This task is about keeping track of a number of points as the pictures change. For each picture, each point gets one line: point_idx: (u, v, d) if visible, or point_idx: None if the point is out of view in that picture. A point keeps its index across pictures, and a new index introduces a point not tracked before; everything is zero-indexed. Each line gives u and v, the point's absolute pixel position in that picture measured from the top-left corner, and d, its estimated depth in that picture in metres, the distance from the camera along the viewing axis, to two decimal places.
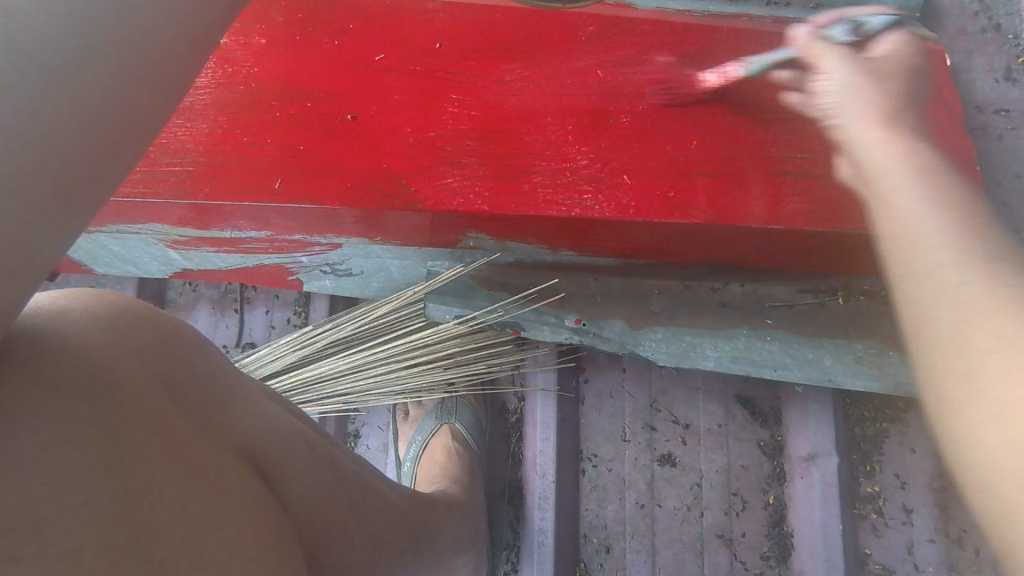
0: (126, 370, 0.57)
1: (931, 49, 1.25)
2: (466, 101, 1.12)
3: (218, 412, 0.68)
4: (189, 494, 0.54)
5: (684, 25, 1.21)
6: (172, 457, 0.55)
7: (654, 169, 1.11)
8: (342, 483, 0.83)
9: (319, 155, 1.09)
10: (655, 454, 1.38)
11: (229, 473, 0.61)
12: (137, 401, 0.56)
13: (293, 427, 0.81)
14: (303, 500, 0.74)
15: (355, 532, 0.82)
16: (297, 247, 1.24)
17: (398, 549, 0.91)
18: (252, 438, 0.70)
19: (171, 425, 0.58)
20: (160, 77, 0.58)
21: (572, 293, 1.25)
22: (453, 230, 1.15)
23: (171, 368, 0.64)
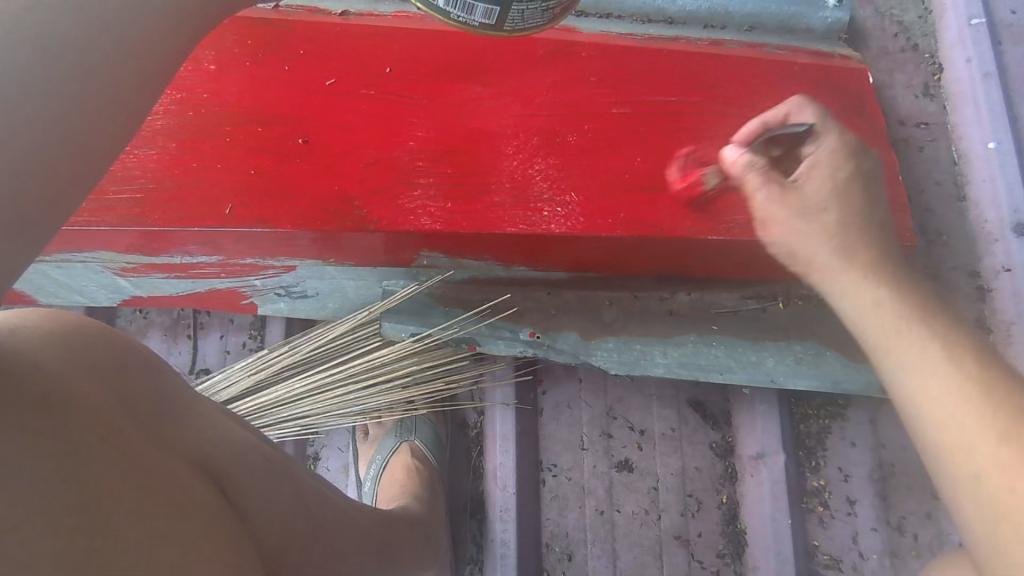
0: (81, 385, 0.60)
1: (855, 69, 1.32)
2: (419, 122, 1.14)
3: (175, 427, 0.70)
4: (149, 503, 0.58)
5: (626, 49, 1.25)
6: (126, 469, 0.58)
7: (602, 185, 1.15)
8: (300, 496, 0.87)
9: (272, 179, 1.10)
10: (613, 460, 1.42)
11: (186, 482, 0.64)
12: (96, 416, 0.59)
13: (250, 442, 0.84)
14: (257, 511, 0.78)
15: (312, 543, 0.85)
16: (250, 271, 1.23)
17: (358, 557, 0.95)
18: (207, 451, 0.73)
19: (126, 440, 0.61)
20: (113, 113, 0.61)
21: (527, 307, 1.28)
22: (409, 249, 1.17)
23: (126, 385, 0.67)
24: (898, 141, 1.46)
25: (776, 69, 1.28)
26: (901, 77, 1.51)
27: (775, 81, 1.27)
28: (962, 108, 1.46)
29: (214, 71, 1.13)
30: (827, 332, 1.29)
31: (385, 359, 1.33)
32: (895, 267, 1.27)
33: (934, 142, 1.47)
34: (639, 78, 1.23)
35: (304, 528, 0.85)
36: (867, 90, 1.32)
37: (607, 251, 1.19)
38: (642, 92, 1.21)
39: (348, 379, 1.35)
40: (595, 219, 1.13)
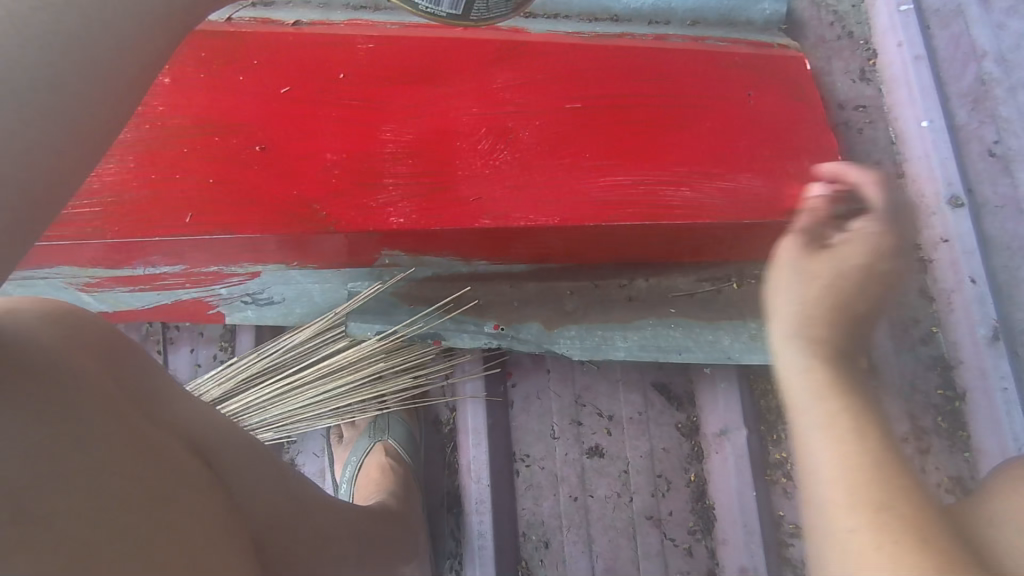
0: (80, 365, 0.68)
1: (793, 56, 1.38)
2: (374, 126, 1.17)
3: (165, 410, 0.78)
4: (141, 471, 0.65)
5: (576, 45, 1.29)
6: (127, 440, 0.66)
7: (555, 178, 1.19)
8: (284, 481, 0.93)
9: (230, 188, 1.12)
10: (584, 447, 1.45)
11: (177, 456, 0.72)
12: (95, 392, 0.67)
13: (236, 429, 0.91)
14: (248, 490, 0.85)
15: (294, 531, 0.90)
16: (213, 280, 1.26)
17: (341, 546, 0.99)
18: (198, 435, 0.81)
19: (128, 418, 0.69)
20: (99, 122, 0.65)
21: (490, 301, 1.31)
22: (370, 250, 1.20)
23: (122, 371, 0.75)
24: (838, 124, 1.56)
25: (719, 60, 1.33)
26: (838, 64, 1.60)
27: (718, 71, 1.32)
28: (896, 90, 1.54)
29: (167, 84, 1.15)
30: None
31: (353, 359, 1.35)
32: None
33: (873, 123, 1.55)
34: (587, 74, 1.27)
35: (287, 514, 0.90)
36: (803, 73, 1.36)
37: (564, 241, 1.23)
38: (590, 87, 1.26)
39: (320, 382, 1.37)
40: (549, 211, 1.17)
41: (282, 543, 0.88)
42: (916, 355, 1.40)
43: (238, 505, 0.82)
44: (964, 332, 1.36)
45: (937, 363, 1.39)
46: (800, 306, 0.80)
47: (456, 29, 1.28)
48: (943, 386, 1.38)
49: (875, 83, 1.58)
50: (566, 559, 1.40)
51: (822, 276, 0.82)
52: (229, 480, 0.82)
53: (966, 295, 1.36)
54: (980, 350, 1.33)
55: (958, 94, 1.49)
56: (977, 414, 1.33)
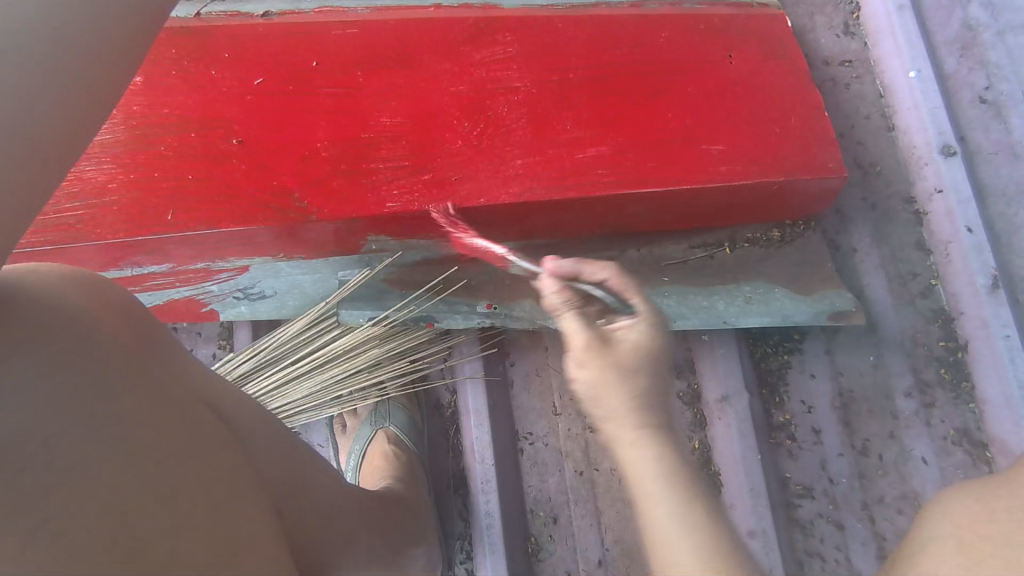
0: (99, 321, 0.70)
1: (773, 14, 1.36)
2: (349, 111, 1.17)
3: (183, 370, 0.80)
4: (163, 421, 0.67)
5: (551, 18, 1.28)
6: (147, 391, 0.68)
7: (536, 152, 1.18)
8: (295, 452, 0.94)
9: (209, 183, 1.12)
10: (586, 422, 1.46)
11: (196, 411, 0.73)
12: (113, 346, 0.69)
13: (248, 397, 0.92)
14: (264, 455, 0.86)
15: (308, 499, 0.91)
16: (203, 277, 1.27)
17: (353, 517, 1.00)
18: (214, 397, 0.82)
19: (147, 372, 0.71)
20: (98, 81, 0.67)
21: (481, 281, 1.31)
22: (353, 237, 1.20)
23: (140, 329, 0.77)
24: (825, 81, 1.54)
25: (696, 23, 1.31)
26: (821, 20, 1.58)
27: (696, 34, 1.30)
28: (882, 42, 1.52)
29: (142, 83, 1.15)
30: (771, 271, 1.33)
31: (349, 348, 1.35)
32: (829, 201, 1.32)
33: (859, 78, 1.53)
34: (561, 45, 1.25)
35: (299, 486, 0.90)
36: (786, 30, 1.34)
37: (547, 216, 1.23)
38: (568, 59, 1.25)
39: (317, 372, 1.38)
40: (530, 186, 1.16)
41: (296, 512, 0.88)
42: (915, 309, 1.38)
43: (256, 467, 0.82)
44: (963, 284, 1.33)
45: (937, 316, 1.36)
46: (628, 404, 0.75)
47: (427, 10, 1.27)
48: (944, 338, 1.35)
49: (860, 37, 1.56)
50: (575, 532, 1.41)
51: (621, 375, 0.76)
52: (246, 442, 0.83)
53: (963, 244, 1.35)
54: (980, 299, 1.31)
55: (946, 42, 1.47)
56: (979, 362, 1.30)
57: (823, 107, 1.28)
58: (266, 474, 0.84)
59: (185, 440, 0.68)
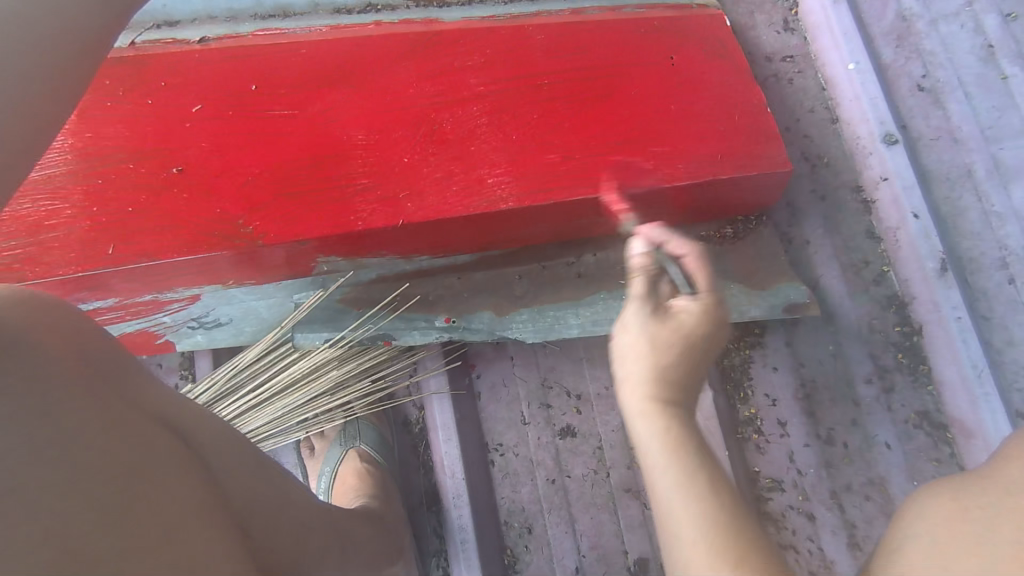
0: (55, 342, 0.69)
1: (711, 14, 1.38)
2: (294, 133, 1.16)
3: (145, 389, 0.78)
4: (115, 445, 0.65)
5: (492, 29, 1.28)
6: (101, 415, 0.67)
7: (484, 163, 1.18)
8: (264, 469, 0.92)
9: (150, 213, 1.10)
10: (555, 429, 1.46)
11: (156, 432, 0.72)
12: (66, 367, 0.67)
13: (217, 416, 0.90)
14: (233, 475, 0.84)
15: (278, 516, 0.89)
16: (154, 309, 1.24)
17: (326, 537, 0.98)
18: (184, 416, 0.81)
19: (104, 395, 0.69)
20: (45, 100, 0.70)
21: (439, 295, 1.31)
22: (305, 258, 1.18)
23: (101, 349, 0.76)
24: (768, 78, 1.57)
25: (637, 27, 1.33)
26: (761, 17, 1.62)
27: (636, 38, 1.31)
28: (820, 36, 1.55)
29: (76, 116, 1.13)
30: (726, 267, 1.35)
31: (310, 370, 1.33)
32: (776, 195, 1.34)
33: (802, 72, 1.57)
34: (504, 57, 1.26)
35: (271, 502, 0.88)
36: (724, 30, 1.36)
37: (501, 226, 1.23)
38: (511, 69, 1.25)
39: (280, 398, 1.36)
40: (479, 197, 1.16)
41: (265, 530, 0.85)
42: (869, 296, 1.40)
43: (224, 489, 0.80)
44: (913, 268, 1.35)
45: (891, 302, 1.39)
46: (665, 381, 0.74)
47: (367, 28, 1.27)
48: (899, 323, 1.37)
49: (799, 32, 1.60)
50: (551, 541, 1.40)
51: (652, 349, 0.76)
52: (212, 462, 0.81)
53: (910, 230, 1.36)
54: (929, 282, 1.32)
55: (882, 32, 1.50)
56: (934, 345, 1.32)
57: (765, 104, 1.30)
58: (234, 493, 0.81)
59: (140, 463, 0.66)
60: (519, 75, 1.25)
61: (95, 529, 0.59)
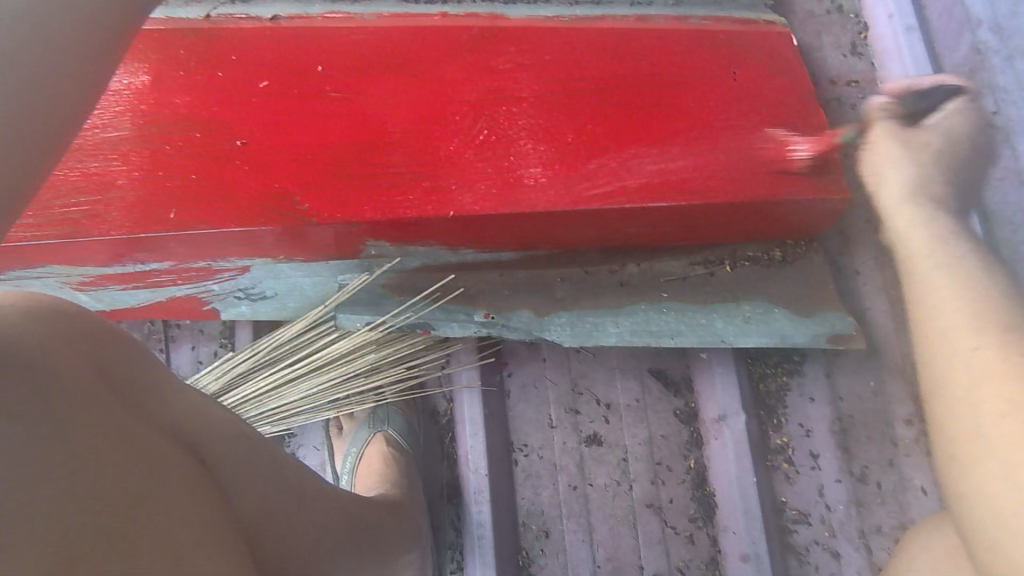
0: (66, 354, 0.66)
1: (779, 32, 1.36)
2: (350, 117, 1.18)
3: (153, 401, 0.76)
4: (127, 469, 0.63)
5: (556, 30, 1.29)
6: (112, 434, 0.64)
7: (538, 162, 1.18)
8: (279, 470, 0.92)
9: (211, 182, 1.14)
10: (581, 436, 1.46)
11: (165, 452, 0.69)
12: (74, 383, 0.64)
13: (228, 419, 0.88)
14: (239, 487, 0.83)
15: (291, 522, 0.90)
16: (205, 277, 1.28)
17: (342, 540, 0.99)
18: (186, 428, 0.79)
19: (115, 411, 0.67)
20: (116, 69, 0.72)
21: (480, 290, 1.33)
22: (353, 241, 1.21)
23: (109, 358, 0.73)
24: (830, 101, 1.54)
25: (698, 39, 1.32)
26: (828, 39, 1.59)
27: (700, 51, 1.30)
28: (890, 63, 1.52)
29: (151, 82, 1.17)
30: (772, 290, 1.32)
31: (348, 351, 1.35)
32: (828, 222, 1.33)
33: (866, 98, 1.53)
34: (566, 59, 1.26)
35: (286, 505, 0.90)
36: (792, 48, 1.34)
37: (547, 228, 1.23)
38: (573, 71, 1.25)
39: (315, 375, 1.38)
40: (531, 195, 1.16)
41: (277, 535, 0.87)
42: None
43: (228, 501, 0.80)
44: None
45: None
46: None
47: (433, 19, 1.28)
48: None
49: (867, 57, 1.56)
50: (567, 548, 1.41)
51: None
52: (221, 476, 0.80)
53: None
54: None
55: (953, 62, 1.45)
56: None
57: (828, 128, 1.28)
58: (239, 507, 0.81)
59: (152, 487, 0.64)
60: (580, 78, 1.25)
61: (113, 555, 0.57)
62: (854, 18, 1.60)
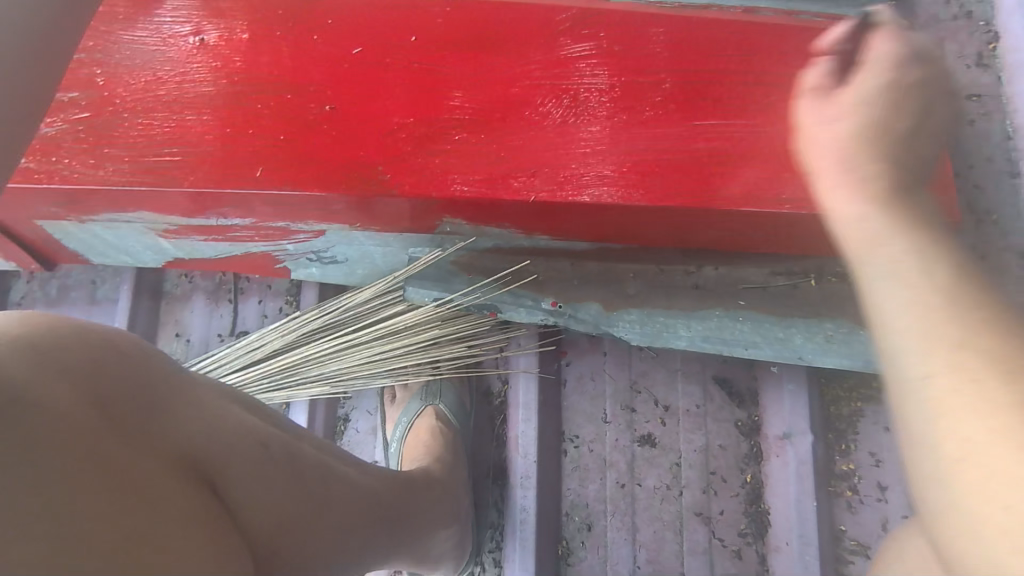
0: (50, 391, 0.65)
1: None
2: (437, 92, 1.16)
3: (157, 422, 0.75)
4: (110, 505, 0.61)
5: (655, 16, 1.22)
6: (94, 471, 0.62)
7: (626, 152, 1.14)
8: (300, 475, 0.90)
9: (298, 145, 1.14)
10: (635, 435, 1.43)
11: (161, 480, 0.68)
12: (59, 417, 0.64)
13: (247, 426, 0.87)
14: (252, 500, 0.81)
15: (313, 524, 0.89)
16: (281, 237, 1.30)
17: (366, 539, 0.99)
18: (197, 444, 0.77)
19: (103, 443, 0.65)
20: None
21: (550, 277, 1.30)
22: (430, 216, 1.19)
23: (107, 383, 0.72)
24: None
25: (810, 33, 1.23)
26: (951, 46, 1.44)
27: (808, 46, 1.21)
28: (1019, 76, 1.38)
29: (248, 41, 1.18)
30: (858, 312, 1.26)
31: (411, 324, 1.35)
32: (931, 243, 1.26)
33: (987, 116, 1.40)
34: (664, 47, 1.20)
35: (306, 512, 0.88)
36: None
37: (626, 222, 1.19)
38: (670, 61, 1.19)
39: (376, 344, 1.38)
40: (618, 186, 1.12)
41: (297, 541, 0.86)
42: None
43: (237, 519, 0.78)
44: None
45: None
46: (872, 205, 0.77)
47: None
48: None
49: (994, 69, 1.42)
50: (608, 543, 1.39)
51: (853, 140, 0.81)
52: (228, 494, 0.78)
53: None
54: None
55: None
56: None
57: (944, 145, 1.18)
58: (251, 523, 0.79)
59: (139, 520, 0.62)
60: (678, 68, 1.18)
61: None
62: (983, 27, 1.45)
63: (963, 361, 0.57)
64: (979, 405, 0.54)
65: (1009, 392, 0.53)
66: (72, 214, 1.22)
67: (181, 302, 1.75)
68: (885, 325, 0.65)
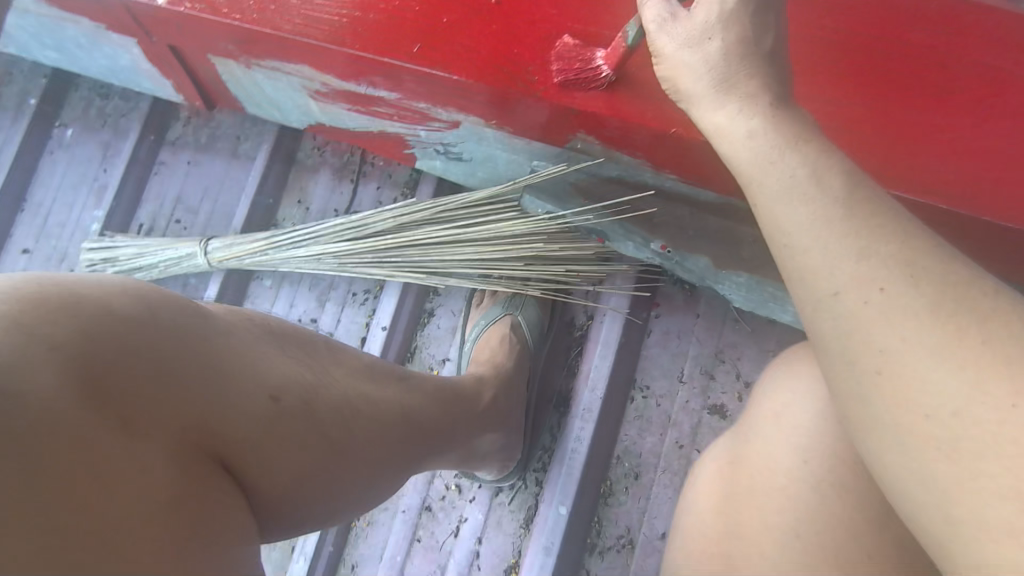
0: (38, 383, 0.63)
1: None
2: (604, 5, 1.14)
3: (168, 383, 0.72)
4: (109, 498, 0.61)
5: None
6: (93, 464, 0.62)
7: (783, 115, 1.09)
8: (324, 417, 0.87)
9: (459, 30, 1.16)
10: (707, 402, 1.42)
11: (167, 464, 0.67)
12: (45, 414, 0.62)
13: (263, 375, 0.83)
14: (279, 449, 0.80)
15: (341, 468, 0.89)
16: (419, 121, 1.34)
17: (397, 470, 1.00)
18: (211, 406, 0.75)
19: (102, 429, 0.64)
20: None
21: (667, 221, 1.28)
22: (565, 128, 1.19)
23: (104, 353, 0.69)
24: None
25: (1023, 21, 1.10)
26: None
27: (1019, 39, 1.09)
28: None
29: None
30: None
31: (516, 232, 1.37)
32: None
33: None
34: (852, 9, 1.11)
35: (333, 456, 0.87)
36: None
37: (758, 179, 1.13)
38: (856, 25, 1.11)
39: (479, 245, 1.42)
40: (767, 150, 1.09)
41: (330, 481, 0.88)
42: None
43: (259, 479, 0.79)
44: None
45: None
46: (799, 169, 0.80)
47: None
48: None
49: None
50: (651, 496, 1.41)
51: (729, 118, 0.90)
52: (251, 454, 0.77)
53: None
54: None
55: None
56: None
57: None
58: (276, 473, 0.80)
59: (149, 508, 0.63)
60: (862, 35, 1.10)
61: None
62: None
63: (893, 307, 0.67)
64: (945, 366, 0.62)
65: (972, 354, 0.61)
66: (243, 54, 1.29)
67: (310, 171, 1.86)
68: (835, 289, 0.71)
